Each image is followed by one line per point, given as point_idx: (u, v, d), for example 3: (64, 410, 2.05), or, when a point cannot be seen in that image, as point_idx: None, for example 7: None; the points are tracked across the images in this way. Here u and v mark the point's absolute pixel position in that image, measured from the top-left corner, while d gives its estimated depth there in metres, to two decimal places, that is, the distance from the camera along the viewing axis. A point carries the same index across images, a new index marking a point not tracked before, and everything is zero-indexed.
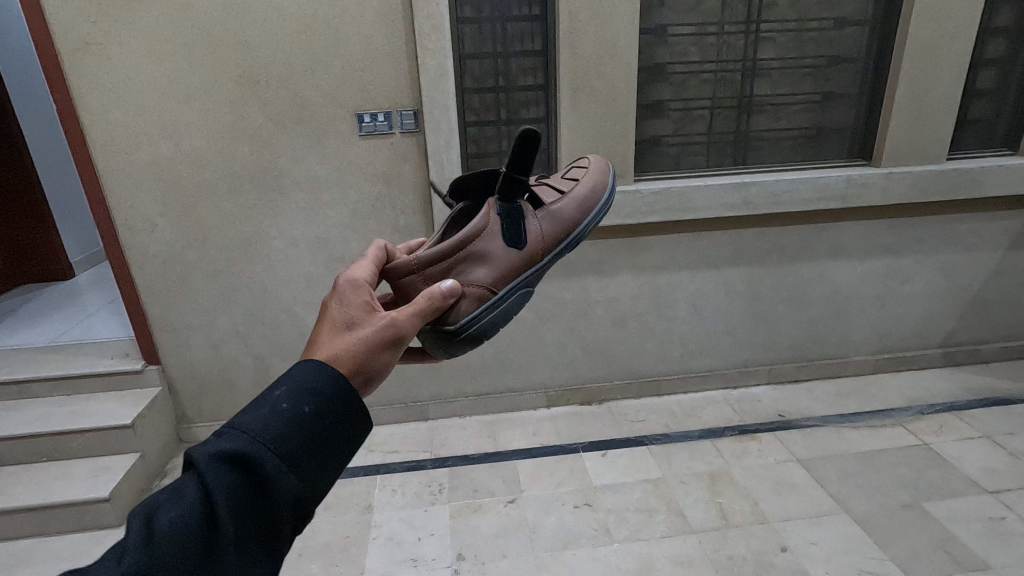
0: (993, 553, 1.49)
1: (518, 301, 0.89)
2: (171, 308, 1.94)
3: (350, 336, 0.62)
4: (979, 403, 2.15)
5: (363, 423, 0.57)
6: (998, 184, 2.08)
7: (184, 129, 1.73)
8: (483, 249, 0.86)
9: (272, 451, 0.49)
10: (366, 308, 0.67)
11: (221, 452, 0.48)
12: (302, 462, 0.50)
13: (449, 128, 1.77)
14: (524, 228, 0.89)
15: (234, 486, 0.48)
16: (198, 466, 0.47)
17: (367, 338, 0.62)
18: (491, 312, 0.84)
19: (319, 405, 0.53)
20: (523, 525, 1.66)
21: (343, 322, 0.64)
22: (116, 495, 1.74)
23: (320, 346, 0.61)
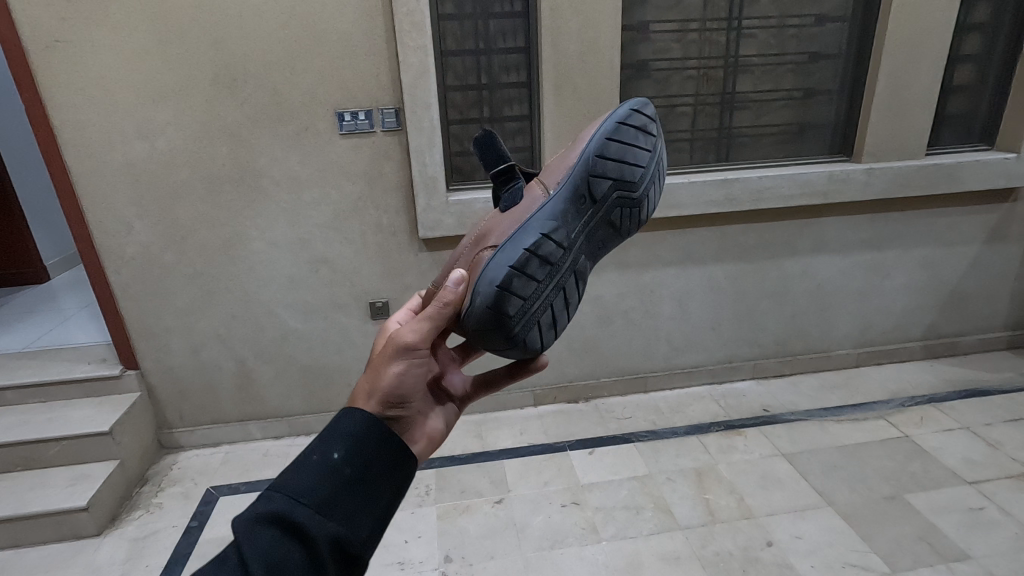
0: (972, 543, 1.51)
1: (529, 243, 0.81)
2: (149, 312, 1.91)
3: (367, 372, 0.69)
4: (958, 394, 2.18)
5: (399, 457, 0.62)
6: (976, 179, 2.10)
7: (159, 128, 1.69)
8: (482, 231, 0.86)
9: (305, 503, 0.54)
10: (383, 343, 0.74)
11: (260, 512, 0.53)
12: (334, 507, 0.56)
13: (432, 127, 1.75)
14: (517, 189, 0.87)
15: (273, 542, 0.52)
16: (239, 530, 0.53)
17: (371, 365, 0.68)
18: (490, 267, 0.80)
19: (348, 450, 0.59)
20: (511, 525, 1.65)
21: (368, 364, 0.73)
22: (95, 504, 1.70)
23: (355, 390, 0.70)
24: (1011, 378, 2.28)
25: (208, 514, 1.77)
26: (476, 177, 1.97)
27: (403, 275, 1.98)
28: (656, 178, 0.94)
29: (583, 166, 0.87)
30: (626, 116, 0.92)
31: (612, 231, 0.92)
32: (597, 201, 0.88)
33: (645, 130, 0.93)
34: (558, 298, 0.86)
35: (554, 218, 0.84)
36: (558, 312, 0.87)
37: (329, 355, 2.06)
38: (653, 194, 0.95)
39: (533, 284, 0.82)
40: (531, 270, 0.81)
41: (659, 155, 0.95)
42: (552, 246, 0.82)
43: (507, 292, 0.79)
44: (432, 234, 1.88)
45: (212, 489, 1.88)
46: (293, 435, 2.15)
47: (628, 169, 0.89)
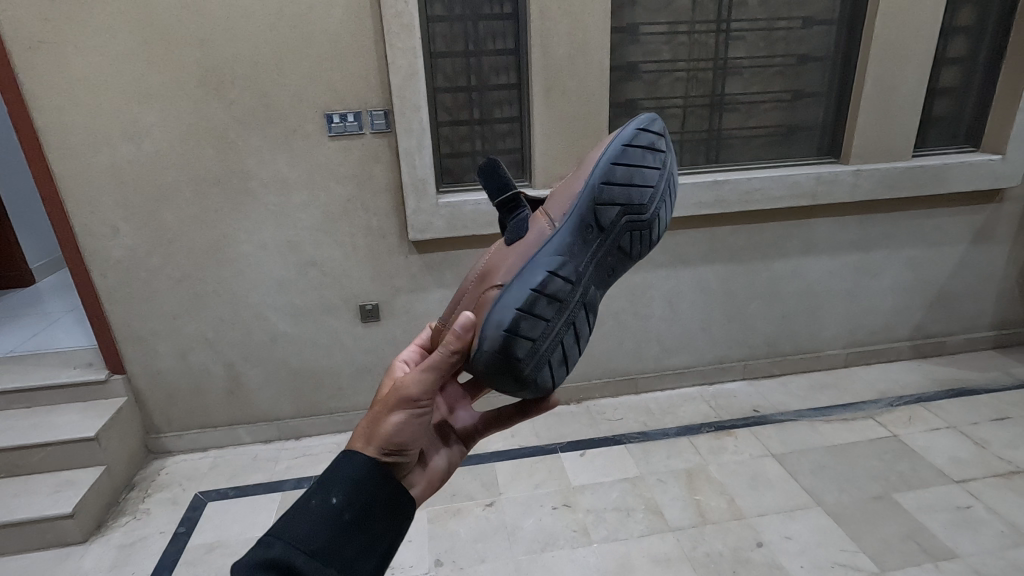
0: (960, 542, 1.53)
1: (536, 283, 0.80)
2: (136, 316, 1.88)
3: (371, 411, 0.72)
4: (945, 394, 2.20)
5: (392, 507, 0.67)
6: (962, 180, 2.12)
7: (145, 130, 1.67)
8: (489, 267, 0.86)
9: (305, 549, 0.58)
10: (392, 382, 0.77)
11: (260, 559, 0.56)
12: (330, 552, 0.60)
13: (421, 129, 1.74)
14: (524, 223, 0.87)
15: None
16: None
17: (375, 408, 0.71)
18: (497, 307, 0.79)
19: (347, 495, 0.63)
20: (502, 528, 1.65)
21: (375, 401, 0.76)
22: (80, 511, 1.68)
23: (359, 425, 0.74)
24: (997, 377, 2.31)
25: (196, 520, 1.75)
26: (466, 179, 1.96)
27: (393, 278, 1.97)
28: (661, 201, 0.95)
29: (587, 196, 0.86)
30: (631, 138, 0.90)
31: (620, 257, 0.92)
32: (604, 232, 0.87)
33: (648, 150, 0.92)
34: (569, 333, 0.86)
35: (559, 252, 0.83)
36: (569, 347, 0.87)
37: (320, 359, 2.05)
38: (661, 215, 0.94)
39: (543, 323, 0.81)
40: (539, 309, 0.80)
41: (665, 174, 0.94)
42: (559, 283, 0.82)
43: (515, 334, 0.78)
44: (422, 237, 1.87)
45: (200, 494, 1.86)
46: (283, 439, 2.13)
47: (633, 194, 0.89)
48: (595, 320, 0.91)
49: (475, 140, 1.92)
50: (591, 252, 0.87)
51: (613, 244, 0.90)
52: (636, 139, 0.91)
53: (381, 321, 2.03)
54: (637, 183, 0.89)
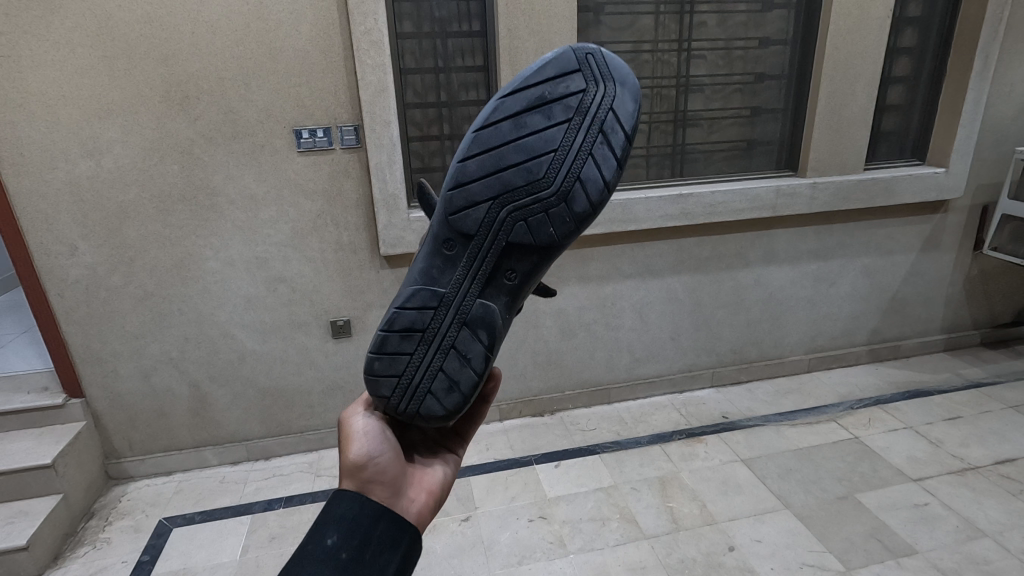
0: (919, 538, 1.59)
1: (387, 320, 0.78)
2: (96, 337, 1.82)
3: None
4: (901, 396, 2.30)
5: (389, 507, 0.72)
6: (910, 191, 2.24)
7: (105, 144, 1.63)
8: None
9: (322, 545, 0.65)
10: None
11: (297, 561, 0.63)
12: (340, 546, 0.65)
13: (392, 144, 1.75)
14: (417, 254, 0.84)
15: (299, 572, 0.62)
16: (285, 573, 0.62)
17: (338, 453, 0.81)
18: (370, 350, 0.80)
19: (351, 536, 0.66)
20: (479, 542, 1.64)
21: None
22: (36, 542, 1.60)
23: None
24: (949, 378, 2.42)
25: (161, 547, 1.69)
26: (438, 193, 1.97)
27: (365, 293, 1.96)
28: (586, 147, 0.71)
29: (449, 180, 0.74)
30: (521, 76, 0.73)
31: (517, 234, 0.74)
32: (473, 235, 0.74)
33: (543, 101, 0.72)
34: (451, 358, 0.77)
35: (419, 279, 0.78)
36: (457, 375, 0.78)
37: (290, 377, 2.01)
38: (575, 175, 0.72)
39: (404, 357, 0.77)
40: (392, 346, 0.77)
41: (579, 117, 0.71)
42: (414, 315, 0.76)
43: (377, 374, 0.78)
44: (394, 251, 1.87)
45: (165, 520, 1.80)
46: (252, 460, 2.08)
47: (513, 176, 0.72)
48: (495, 334, 0.78)
49: (446, 155, 1.93)
50: (462, 264, 0.76)
51: (503, 221, 0.73)
52: (535, 75, 0.73)
53: (352, 337, 2.01)
54: (541, 143, 0.71)
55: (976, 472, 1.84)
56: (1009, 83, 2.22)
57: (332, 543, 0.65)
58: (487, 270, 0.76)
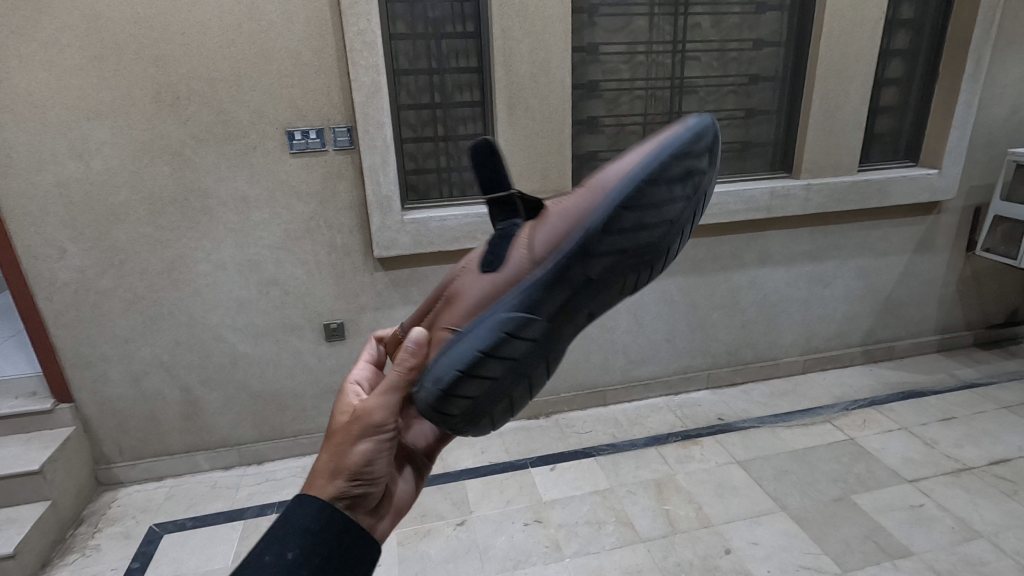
0: (915, 539, 1.59)
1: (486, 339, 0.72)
2: (85, 340, 1.80)
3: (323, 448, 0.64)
4: (895, 396, 2.30)
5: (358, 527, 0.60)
6: (904, 193, 2.24)
7: (95, 146, 1.61)
8: (455, 289, 0.76)
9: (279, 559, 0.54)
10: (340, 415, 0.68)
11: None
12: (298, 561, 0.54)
13: (385, 145, 1.73)
14: (504, 251, 0.75)
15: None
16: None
17: (330, 444, 0.63)
18: (438, 362, 0.72)
19: (314, 550, 0.55)
20: (473, 547, 1.63)
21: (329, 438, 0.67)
22: (23, 549, 1.57)
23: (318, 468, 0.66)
24: (942, 379, 2.43)
25: (152, 554, 1.66)
26: (432, 196, 1.96)
27: (358, 296, 1.94)
28: (686, 228, 0.80)
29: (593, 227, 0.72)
30: (673, 145, 0.75)
31: (613, 292, 0.78)
32: (590, 282, 0.74)
33: (690, 179, 0.76)
34: (522, 386, 0.79)
35: (519, 307, 0.73)
36: (518, 398, 0.80)
37: (282, 380, 1.99)
38: (669, 251, 0.79)
39: (489, 383, 0.74)
40: (485, 373, 0.73)
41: (695, 200, 0.78)
42: (518, 346, 0.73)
43: (457, 393, 0.72)
44: (387, 254, 1.86)
45: (155, 527, 1.77)
46: (244, 464, 2.06)
47: (644, 244, 0.75)
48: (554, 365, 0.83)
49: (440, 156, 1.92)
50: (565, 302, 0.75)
51: (613, 277, 0.76)
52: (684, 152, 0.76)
53: (346, 340, 2.00)
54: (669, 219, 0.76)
55: (971, 473, 1.85)
56: (1001, 85, 2.23)
57: (292, 559, 0.54)
58: (578, 314, 0.77)
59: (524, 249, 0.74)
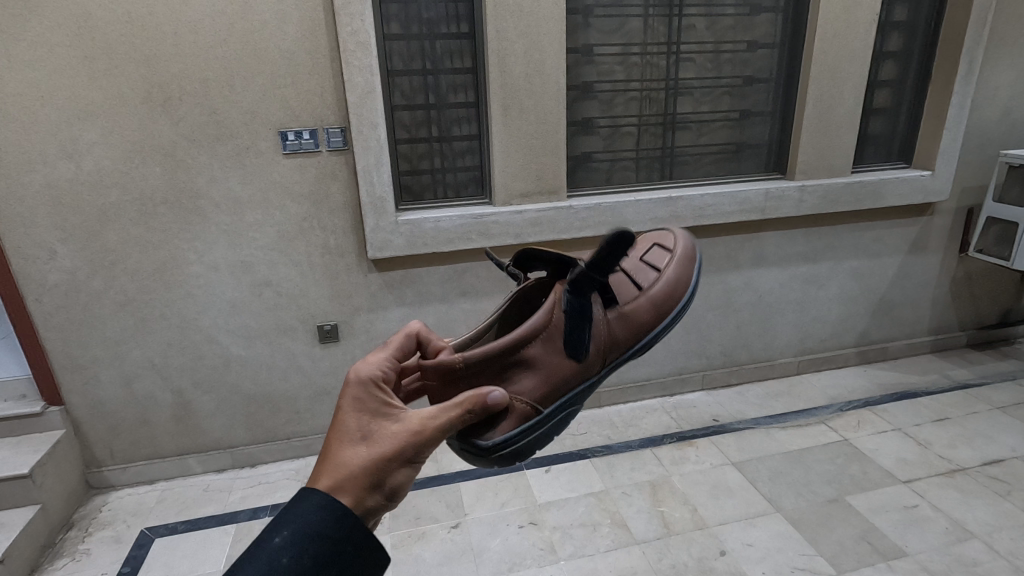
0: (909, 540, 1.59)
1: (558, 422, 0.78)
2: (76, 343, 1.78)
3: (360, 452, 0.61)
4: (889, 397, 2.31)
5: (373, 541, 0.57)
6: (898, 194, 2.25)
7: (85, 146, 1.59)
8: (533, 356, 0.76)
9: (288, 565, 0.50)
10: (380, 417, 0.64)
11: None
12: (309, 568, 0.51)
13: (379, 146, 1.73)
14: (586, 339, 0.76)
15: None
16: None
17: (372, 453, 0.61)
18: (522, 441, 0.73)
19: (326, 556, 0.52)
20: (468, 550, 1.62)
21: (357, 434, 0.62)
22: (12, 554, 1.55)
23: (325, 457, 0.61)
24: (936, 379, 2.43)
25: (142, 558, 1.65)
26: (426, 197, 1.95)
27: (352, 297, 1.93)
28: None
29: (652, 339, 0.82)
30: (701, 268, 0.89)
31: None
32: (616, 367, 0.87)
33: None
34: None
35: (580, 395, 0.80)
36: None
37: (276, 382, 1.98)
38: None
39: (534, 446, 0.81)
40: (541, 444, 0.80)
41: None
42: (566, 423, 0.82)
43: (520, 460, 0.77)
44: (381, 255, 1.85)
45: (147, 530, 1.76)
46: (237, 467, 2.04)
47: None
48: None
49: (434, 157, 1.91)
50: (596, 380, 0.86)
51: None
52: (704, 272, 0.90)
53: (340, 342, 1.99)
54: None
55: (965, 473, 1.85)
56: (993, 88, 2.24)
57: (305, 563, 0.51)
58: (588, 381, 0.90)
59: (600, 335, 0.78)
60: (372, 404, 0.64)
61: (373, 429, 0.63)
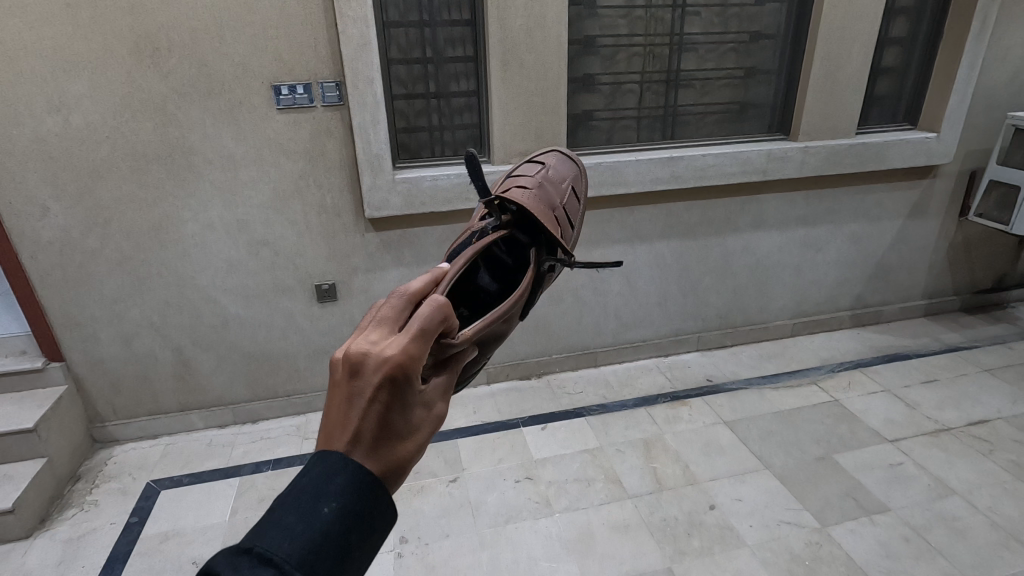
0: (892, 496, 1.65)
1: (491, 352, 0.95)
2: (73, 301, 1.78)
3: (401, 444, 0.57)
4: (880, 359, 2.34)
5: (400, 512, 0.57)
6: (901, 157, 2.23)
7: (73, 100, 1.55)
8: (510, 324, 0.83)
9: (329, 535, 0.49)
10: (416, 404, 0.58)
11: (295, 545, 0.47)
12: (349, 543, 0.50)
13: (375, 102, 1.68)
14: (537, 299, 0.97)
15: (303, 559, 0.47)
16: (280, 552, 0.46)
17: (415, 442, 0.58)
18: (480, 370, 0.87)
19: (363, 526, 0.52)
20: (466, 503, 1.67)
21: (398, 427, 0.56)
22: (22, 505, 1.59)
23: (370, 449, 0.54)
24: (927, 342, 2.46)
25: (149, 510, 1.69)
26: (424, 155, 1.92)
27: (350, 257, 1.93)
28: None
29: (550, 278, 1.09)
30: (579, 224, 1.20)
31: None
32: None
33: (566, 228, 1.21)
34: None
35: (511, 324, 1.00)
36: None
37: (275, 341, 1.99)
38: None
39: None
40: None
41: None
42: None
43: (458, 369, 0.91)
44: (379, 214, 1.83)
45: (152, 483, 1.80)
46: (238, 423, 2.07)
47: None
48: None
49: (432, 114, 1.87)
50: None
51: None
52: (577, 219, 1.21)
53: (338, 302, 1.99)
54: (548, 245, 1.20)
55: (950, 434, 1.90)
56: (1005, 47, 2.18)
57: (343, 529, 0.50)
58: None
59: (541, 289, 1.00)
60: (410, 392, 0.57)
61: (411, 417, 0.58)
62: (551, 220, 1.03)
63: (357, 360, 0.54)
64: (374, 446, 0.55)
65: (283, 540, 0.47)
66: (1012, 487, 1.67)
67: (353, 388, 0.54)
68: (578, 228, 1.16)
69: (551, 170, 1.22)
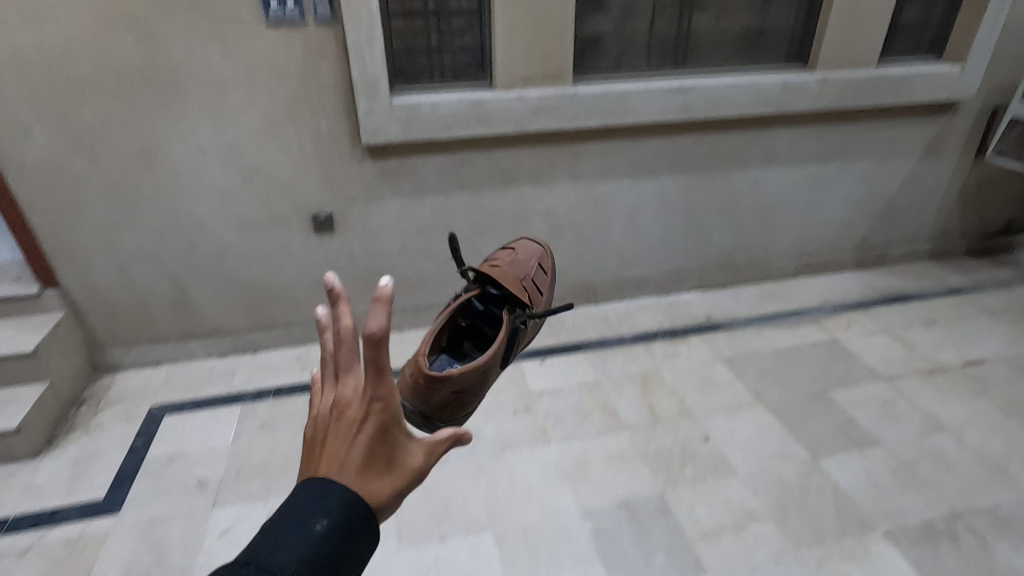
0: (884, 431, 1.68)
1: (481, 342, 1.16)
2: (64, 226, 1.74)
3: (384, 473, 0.63)
4: (881, 300, 2.33)
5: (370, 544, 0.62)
6: (922, 91, 2.13)
7: (48, 9, 1.45)
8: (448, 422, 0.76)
9: (319, 545, 0.56)
10: (394, 442, 0.64)
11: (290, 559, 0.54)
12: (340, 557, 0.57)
13: (371, 18, 1.58)
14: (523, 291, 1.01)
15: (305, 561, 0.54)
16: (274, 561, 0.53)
17: (392, 477, 0.63)
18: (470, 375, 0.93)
19: (348, 533, 0.58)
20: (465, 431, 1.70)
21: (380, 460, 0.62)
22: (27, 426, 1.61)
23: (354, 476, 0.60)
24: (930, 285, 2.45)
25: (154, 433, 1.72)
26: (423, 79, 1.83)
27: (347, 187, 1.87)
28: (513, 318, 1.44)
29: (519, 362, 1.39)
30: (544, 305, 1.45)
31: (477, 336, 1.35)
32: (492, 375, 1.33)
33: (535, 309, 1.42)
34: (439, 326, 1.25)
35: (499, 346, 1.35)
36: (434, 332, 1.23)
37: (272, 272, 1.97)
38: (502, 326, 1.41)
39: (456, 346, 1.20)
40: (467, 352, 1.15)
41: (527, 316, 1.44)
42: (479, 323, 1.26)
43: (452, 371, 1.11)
44: (376, 142, 1.76)
45: (155, 408, 1.82)
46: (239, 353, 2.08)
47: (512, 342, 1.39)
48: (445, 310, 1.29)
49: (431, 34, 1.77)
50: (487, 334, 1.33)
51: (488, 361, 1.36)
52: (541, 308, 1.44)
53: (335, 233, 1.95)
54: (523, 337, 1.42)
55: (946, 373, 1.91)
56: None
57: (326, 551, 0.56)
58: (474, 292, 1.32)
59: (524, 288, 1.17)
60: (389, 431, 0.63)
61: (384, 451, 0.63)
62: (520, 284, 1.38)
63: (320, 418, 0.63)
64: (363, 470, 0.61)
65: (279, 554, 0.54)
66: (1003, 424, 1.69)
67: (343, 423, 0.61)
68: (545, 293, 1.48)
69: (524, 267, 1.46)
